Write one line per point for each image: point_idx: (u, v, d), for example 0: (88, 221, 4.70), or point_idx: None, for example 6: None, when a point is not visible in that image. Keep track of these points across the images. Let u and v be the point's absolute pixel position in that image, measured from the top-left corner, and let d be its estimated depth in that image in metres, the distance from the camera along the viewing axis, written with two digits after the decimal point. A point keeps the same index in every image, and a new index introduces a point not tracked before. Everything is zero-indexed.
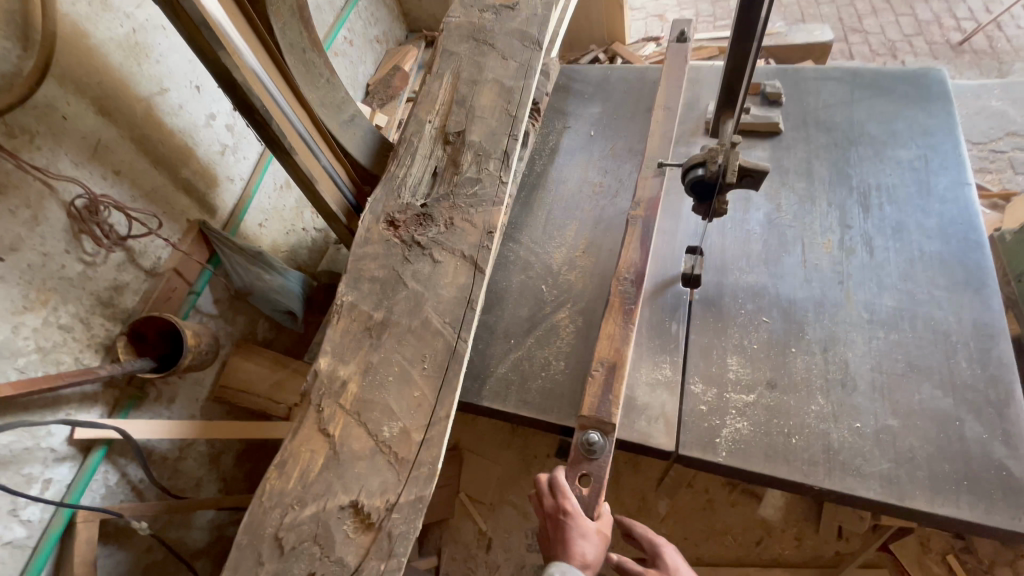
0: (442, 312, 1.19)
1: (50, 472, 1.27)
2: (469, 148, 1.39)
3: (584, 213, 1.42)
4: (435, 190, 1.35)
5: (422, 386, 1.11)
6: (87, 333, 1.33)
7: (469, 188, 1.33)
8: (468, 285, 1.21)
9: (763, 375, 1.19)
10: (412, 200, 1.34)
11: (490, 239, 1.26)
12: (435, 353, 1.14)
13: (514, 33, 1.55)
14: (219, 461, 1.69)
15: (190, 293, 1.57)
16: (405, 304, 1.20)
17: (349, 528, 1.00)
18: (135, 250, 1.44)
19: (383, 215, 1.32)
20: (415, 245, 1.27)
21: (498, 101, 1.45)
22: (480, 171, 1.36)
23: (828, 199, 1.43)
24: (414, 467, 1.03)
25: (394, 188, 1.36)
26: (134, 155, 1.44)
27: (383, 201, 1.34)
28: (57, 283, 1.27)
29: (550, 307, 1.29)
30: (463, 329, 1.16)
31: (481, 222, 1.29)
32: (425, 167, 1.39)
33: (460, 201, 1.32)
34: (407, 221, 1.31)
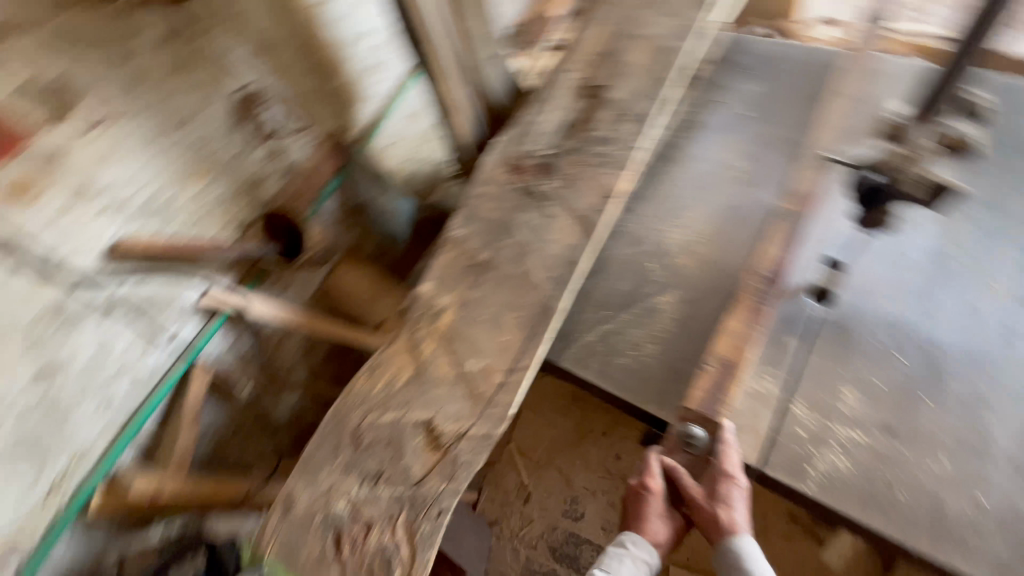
0: (545, 265, 1.17)
1: (179, 324, 1.44)
2: (609, 105, 1.33)
3: (716, 197, 1.31)
4: (564, 142, 1.32)
5: (510, 332, 1.12)
6: (230, 212, 1.49)
7: (600, 146, 1.28)
8: (577, 245, 1.18)
9: (879, 416, 1.07)
10: (539, 148, 1.32)
11: (610, 203, 1.21)
12: (531, 303, 1.14)
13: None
14: (312, 353, 1.86)
15: (317, 197, 1.67)
16: (512, 249, 1.20)
17: (419, 443, 1.05)
18: (278, 147, 1.55)
19: (508, 157, 1.32)
20: (532, 193, 1.26)
21: (649, 62, 1.37)
22: (616, 130, 1.30)
23: (1016, 242, 1.21)
24: (489, 405, 1.06)
25: (524, 133, 1.35)
26: (295, 57, 1.53)
27: (511, 144, 1.34)
28: (214, 163, 1.41)
29: (651, 286, 1.22)
30: (564, 287, 1.14)
31: (605, 183, 1.24)
32: (560, 118, 1.35)
33: (589, 157, 1.28)
34: (531, 168, 1.30)
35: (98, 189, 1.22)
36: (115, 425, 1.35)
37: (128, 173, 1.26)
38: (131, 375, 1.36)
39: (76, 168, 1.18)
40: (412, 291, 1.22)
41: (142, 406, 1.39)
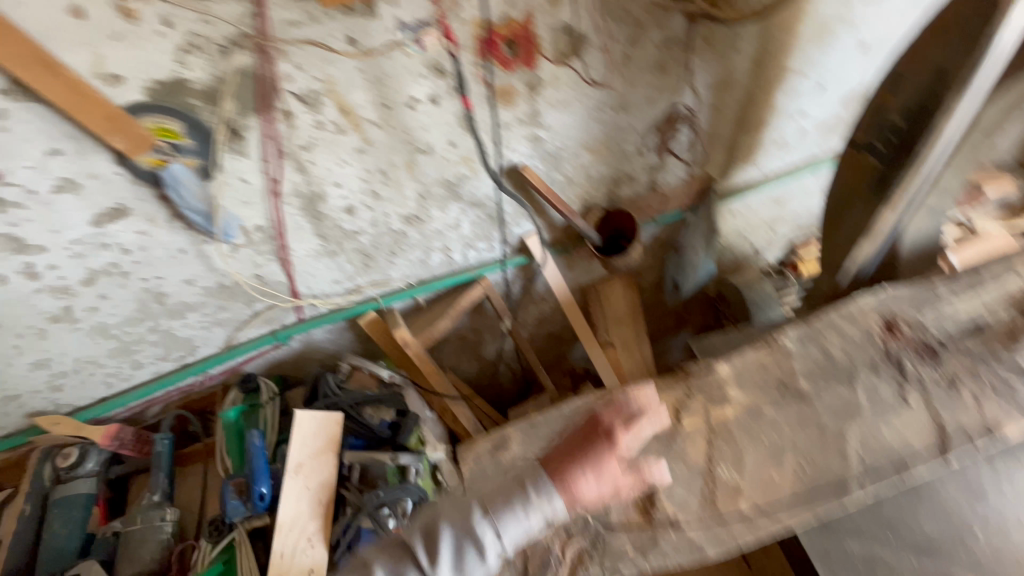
0: (865, 446, 1.02)
1: (497, 243, 1.68)
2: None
3: None
4: (963, 340, 1.14)
5: (787, 474, 1.00)
6: (591, 189, 1.63)
7: (1006, 373, 1.08)
8: (919, 457, 1.00)
9: None
10: (930, 328, 1.16)
11: (984, 439, 1.02)
12: (825, 465, 1.01)
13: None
14: (543, 322, 2.07)
15: (654, 218, 1.76)
16: (839, 401, 1.08)
17: (631, 497, 1.01)
18: (665, 165, 1.64)
19: (888, 313, 1.19)
20: (893, 366, 1.12)
21: None
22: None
23: None
24: (719, 520, 0.97)
25: (920, 303, 1.20)
26: (737, 104, 1.55)
27: (899, 303, 1.21)
28: (615, 148, 1.53)
29: (970, 560, 1.02)
30: (875, 480, 0.99)
31: (990, 414, 1.04)
32: (973, 314, 1.17)
33: (987, 376, 1.09)
34: (908, 341, 1.15)
35: (540, 123, 1.38)
36: (412, 279, 1.65)
37: (562, 123, 1.40)
38: (447, 255, 1.64)
39: (542, 102, 1.33)
40: (706, 360, 1.17)
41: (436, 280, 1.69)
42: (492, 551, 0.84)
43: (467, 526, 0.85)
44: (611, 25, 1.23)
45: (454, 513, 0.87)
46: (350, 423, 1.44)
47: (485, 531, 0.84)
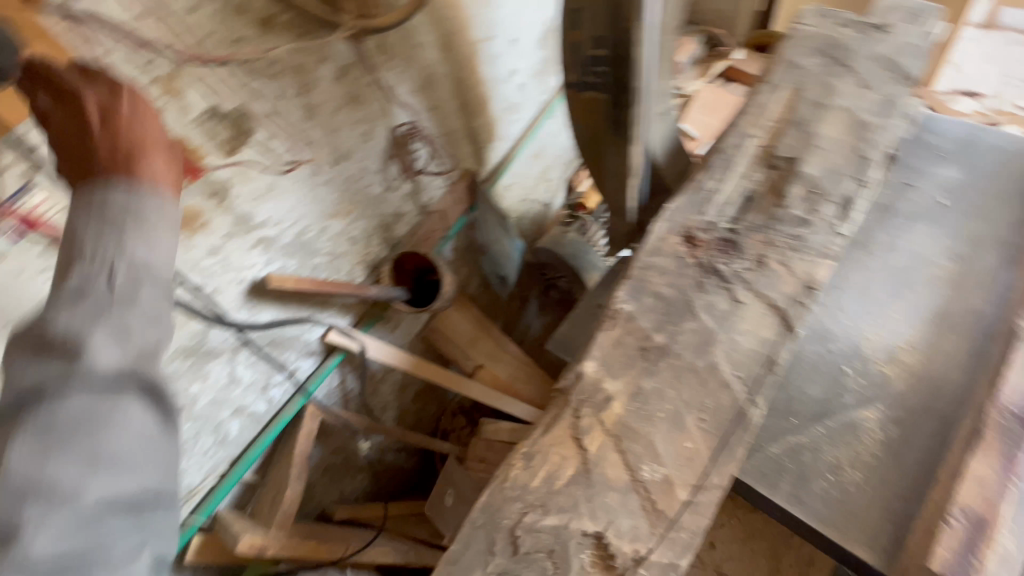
0: (736, 363, 1.02)
1: (299, 362, 1.35)
2: (802, 180, 1.20)
3: (918, 296, 1.15)
4: (747, 217, 1.19)
5: (696, 437, 0.97)
6: (364, 250, 1.37)
7: (792, 227, 1.15)
8: (772, 342, 1.03)
9: None
10: (717, 220, 1.20)
11: (811, 294, 1.07)
12: (717, 407, 0.99)
13: (881, 60, 1.37)
14: (403, 392, 1.84)
15: (444, 237, 1.58)
16: (693, 336, 1.06)
17: (587, 559, 0.90)
18: (420, 184, 1.45)
19: (681, 228, 1.20)
20: (713, 274, 1.13)
21: (848, 136, 1.25)
22: (813, 210, 1.16)
23: None
24: (672, 527, 0.91)
25: (700, 203, 1.23)
26: (451, 94, 1.43)
27: (685, 213, 1.22)
28: (361, 199, 1.29)
29: (852, 396, 1.05)
30: (759, 392, 1.00)
31: (803, 271, 1.10)
32: (743, 188, 1.23)
33: (781, 239, 1.14)
34: (711, 243, 1.16)
35: (256, 224, 1.09)
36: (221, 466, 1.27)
37: (283, 211, 1.13)
38: (245, 413, 1.27)
39: (239, 204, 1.04)
40: (573, 369, 1.08)
41: (252, 444, 1.31)
42: (112, 354, 0.58)
43: (149, 312, 0.61)
44: (262, 83, 1.00)
45: (28, 340, 0.58)
46: None
47: (93, 335, 0.57)
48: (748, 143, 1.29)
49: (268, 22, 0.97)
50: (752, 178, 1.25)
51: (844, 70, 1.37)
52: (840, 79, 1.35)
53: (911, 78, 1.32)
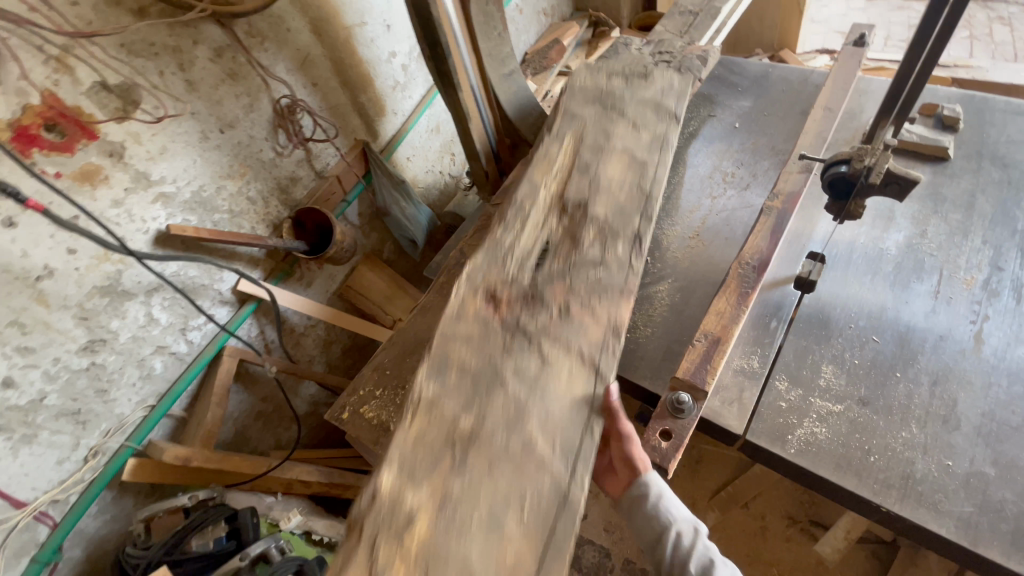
0: (550, 434, 0.89)
1: (214, 309, 1.56)
2: (593, 223, 1.12)
3: (709, 199, 1.43)
4: (546, 267, 1.06)
5: (519, 540, 0.79)
6: (264, 210, 1.60)
7: (592, 270, 1.06)
8: (585, 402, 0.92)
9: (856, 391, 1.06)
10: (518, 274, 1.05)
11: (618, 341, 0.98)
12: (539, 494, 0.83)
13: (647, 103, 1.37)
14: (329, 348, 2.01)
15: (343, 201, 1.81)
16: (503, 414, 0.89)
17: None
18: (312, 152, 1.69)
19: (483, 288, 1.03)
20: (518, 334, 0.97)
21: (630, 170, 1.22)
22: (606, 250, 1.08)
23: (984, 236, 1.21)
24: None
25: (499, 259, 1.07)
26: (330, 73, 1.67)
27: (485, 270, 1.05)
28: (253, 162, 1.54)
29: (649, 277, 1.33)
30: (581, 466, 0.87)
31: (606, 316, 1.01)
32: (543, 247, 1.09)
33: (581, 284, 1.04)
34: (512, 300, 1.02)
35: (154, 181, 1.33)
36: (150, 399, 1.48)
37: (177, 169, 1.37)
38: (167, 352, 1.48)
39: (134, 163, 1.29)
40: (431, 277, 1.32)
41: (177, 381, 1.52)
42: None
43: None
44: (143, 62, 1.26)
45: None
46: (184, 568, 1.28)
47: None
48: (540, 191, 1.18)
49: (142, 13, 1.24)
50: (547, 225, 1.13)
51: (618, 114, 1.35)
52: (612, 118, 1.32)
53: (677, 115, 1.33)
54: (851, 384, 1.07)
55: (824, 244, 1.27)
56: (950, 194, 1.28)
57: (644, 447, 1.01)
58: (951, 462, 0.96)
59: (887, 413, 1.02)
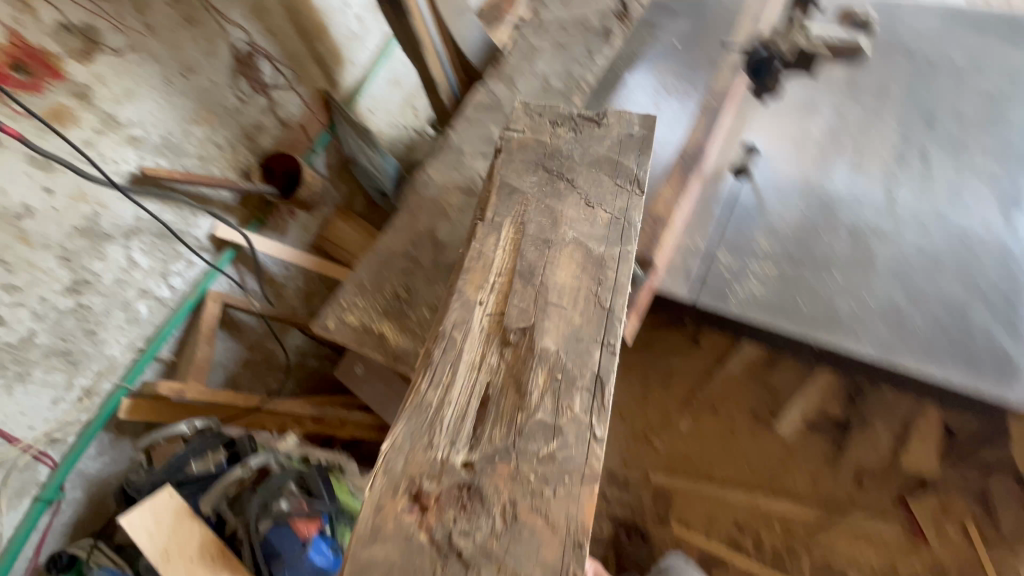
0: None
1: (192, 255, 1.61)
2: (542, 360, 0.88)
3: (655, 111, 1.54)
4: (484, 444, 0.81)
5: None
6: (233, 156, 1.64)
7: (527, 543, 0.75)
8: None
9: (788, 253, 1.23)
10: (449, 454, 0.80)
11: (583, 558, 0.73)
12: None
13: (600, 162, 1.09)
14: (309, 301, 1.96)
15: (309, 148, 1.83)
16: None
17: None
18: (275, 99, 1.74)
19: (405, 482, 0.78)
20: (451, 557, 0.73)
21: (521, 490, 0.78)
22: (562, 409, 0.84)
23: (896, 116, 1.36)
24: None
25: (429, 419, 0.83)
26: (285, 20, 1.72)
27: (407, 454, 0.80)
28: (218, 108, 1.59)
29: None
30: None
31: (563, 518, 0.76)
32: (486, 407, 0.85)
33: (530, 469, 0.80)
34: (445, 498, 0.77)
35: (123, 123, 1.39)
36: (139, 343, 1.53)
37: (144, 112, 1.43)
38: (151, 296, 1.54)
39: (102, 104, 1.35)
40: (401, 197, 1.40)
41: (163, 325, 1.57)
42: None
43: None
44: (102, 5, 1.34)
45: None
46: (187, 487, 1.37)
47: None
48: (479, 323, 0.93)
49: None
50: (487, 377, 0.88)
51: (566, 183, 1.07)
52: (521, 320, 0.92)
53: (641, 183, 1.05)
54: (783, 248, 1.24)
55: (758, 136, 1.39)
56: (868, 84, 1.41)
57: None
58: (867, 300, 1.17)
59: (812, 270, 1.22)
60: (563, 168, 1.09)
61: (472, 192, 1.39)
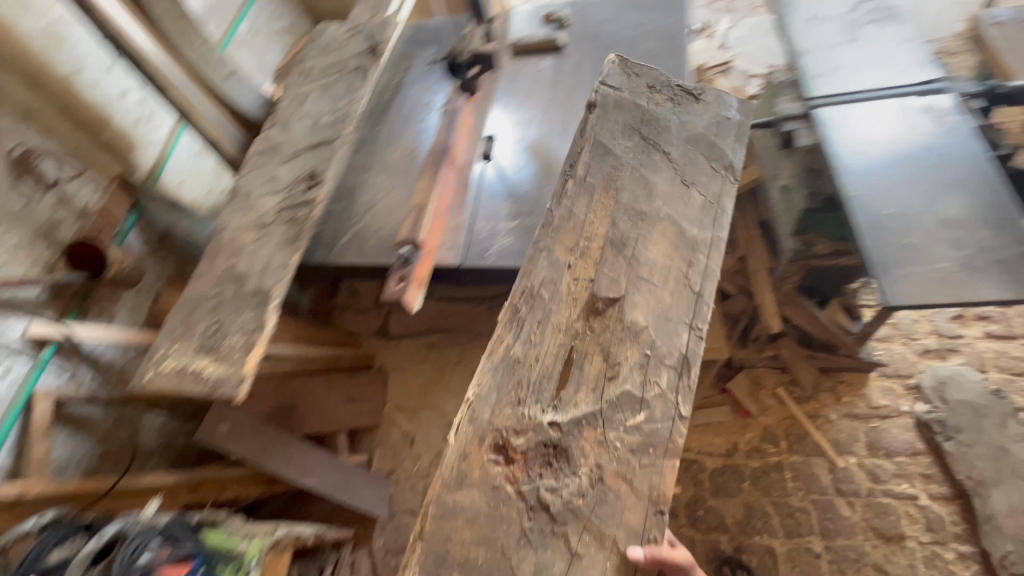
0: None
1: (9, 360, 1.63)
2: (631, 332, 1.15)
3: (415, 125, 1.84)
4: (572, 414, 1.06)
5: None
6: (31, 256, 1.70)
7: (623, 435, 1.05)
8: None
9: (526, 209, 1.51)
10: (539, 413, 1.05)
11: (657, 518, 0.99)
12: None
13: (695, 143, 1.43)
14: None
15: (119, 232, 1.96)
16: None
17: None
18: (66, 192, 1.81)
19: (492, 439, 1.03)
20: (536, 509, 0.98)
21: (597, 390, 1.09)
22: (647, 383, 1.10)
23: (588, 87, 1.72)
24: None
25: (516, 376, 1.09)
26: (60, 118, 1.81)
27: (493, 408, 1.06)
28: (3, 213, 1.64)
29: (384, 190, 1.69)
30: None
31: (646, 488, 1.01)
32: (586, 366, 1.12)
33: (616, 437, 1.05)
34: (530, 452, 1.02)
35: None
36: None
37: None
38: None
39: None
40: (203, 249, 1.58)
41: None
42: None
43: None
44: None
45: None
46: None
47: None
48: (565, 271, 1.21)
49: None
50: (573, 330, 1.16)
51: (658, 158, 1.39)
52: (615, 259, 1.24)
53: (733, 173, 1.40)
54: (523, 208, 1.52)
55: (496, 130, 1.74)
56: (567, 69, 1.80)
57: (387, 294, 1.35)
58: None
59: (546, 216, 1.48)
60: (659, 143, 1.40)
61: (264, 225, 1.56)
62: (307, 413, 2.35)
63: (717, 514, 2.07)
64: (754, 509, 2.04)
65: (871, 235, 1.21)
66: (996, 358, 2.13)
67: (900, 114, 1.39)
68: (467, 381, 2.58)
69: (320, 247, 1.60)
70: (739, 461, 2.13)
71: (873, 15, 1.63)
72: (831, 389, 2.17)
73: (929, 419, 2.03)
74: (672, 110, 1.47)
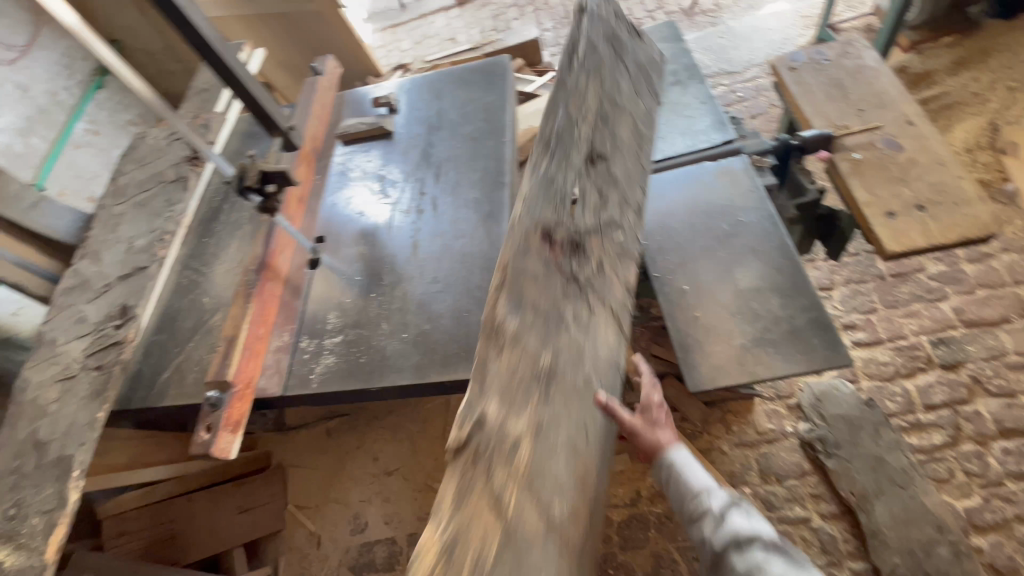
0: (602, 375, 1.12)
1: None
2: (611, 181, 1.33)
3: (244, 230, 1.73)
4: (587, 215, 1.21)
5: (583, 463, 1.02)
6: None
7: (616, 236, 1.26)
8: (619, 348, 1.19)
9: (351, 318, 1.42)
10: (569, 211, 1.15)
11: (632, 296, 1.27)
12: (595, 429, 1.07)
13: (644, 62, 1.53)
14: None
15: None
16: (569, 351, 1.07)
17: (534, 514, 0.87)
18: None
19: (540, 223, 1.08)
20: (574, 281, 1.13)
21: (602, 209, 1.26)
22: (624, 209, 1.31)
23: (414, 175, 1.68)
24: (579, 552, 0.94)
25: (555, 189, 1.13)
26: None
27: (541, 206, 1.09)
28: None
29: (209, 312, 1.58)
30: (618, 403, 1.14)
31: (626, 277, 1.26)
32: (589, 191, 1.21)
33: (610, 244, 1.24)
34: (565, 241, 1.13)
35: None
36: None
37: None
38: None
39: None
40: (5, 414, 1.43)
41: None
42: None
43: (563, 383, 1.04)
44: None
45: None
46: None
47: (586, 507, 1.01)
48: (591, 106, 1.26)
49: None
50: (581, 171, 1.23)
51: (622, 59, 1.45)
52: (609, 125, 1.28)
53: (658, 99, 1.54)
54: (348, 317, 1.43)
55: (324, 229, 1.66)
56: (394, 155, 1.76)
57: (194, 447, 1.23)
58: (406, 333, 1.35)
59: (370, 324, 1.40)
60: (621, 49, 1.46)
61: (69, 377, 1.43)
62: (191, 535, 2.22)
63: (628, 569, 2.03)
64: (662, 557, 2.02)
65: (674, 317, 1.23)
66: (866, 365, 2.20)
67: (697, 179, 1.42)
68: (368, 465, 2.45)
69: (138, 388, 1.48)
70: (643, 509, 2.11)
71: (676, 77, 1.67)
72: (721, 420, 2.20)
73: (811, 438, 2.07)
74: (630, 41, 1.53)
